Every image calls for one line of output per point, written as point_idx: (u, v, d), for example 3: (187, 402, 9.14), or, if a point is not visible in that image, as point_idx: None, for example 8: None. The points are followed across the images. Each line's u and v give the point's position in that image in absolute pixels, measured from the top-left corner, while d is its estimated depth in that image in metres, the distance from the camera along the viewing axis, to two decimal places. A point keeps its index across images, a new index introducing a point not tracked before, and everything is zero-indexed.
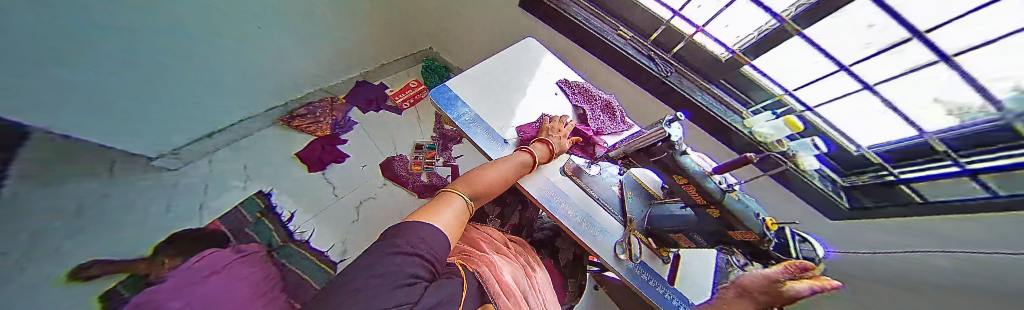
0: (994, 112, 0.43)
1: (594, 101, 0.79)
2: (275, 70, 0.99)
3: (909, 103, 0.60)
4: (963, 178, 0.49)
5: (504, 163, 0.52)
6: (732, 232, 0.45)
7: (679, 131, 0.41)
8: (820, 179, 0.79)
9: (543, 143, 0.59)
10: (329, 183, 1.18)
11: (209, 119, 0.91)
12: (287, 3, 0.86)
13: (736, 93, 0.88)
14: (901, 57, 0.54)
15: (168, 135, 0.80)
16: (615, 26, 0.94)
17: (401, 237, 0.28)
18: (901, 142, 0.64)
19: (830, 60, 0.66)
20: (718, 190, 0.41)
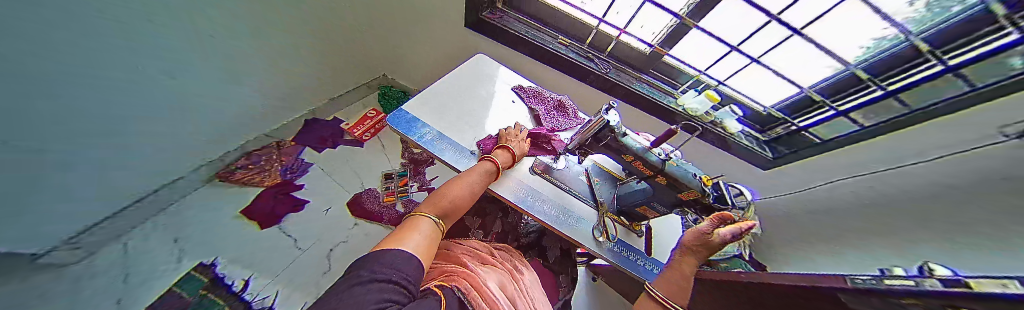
0: (910, 37, 0.63)
1: (547, 102, 0.87)
2: (207, 121, 0.88)
3: (783, 65, 0.86)
4: (898, 95, 0.69)
5: (471, 176, 0.54)
6: (681, 194, 0.53)
7: (616, 116, 0.49)
8: (746, 138, 1.07)
9: (504, 150, 0.62)
10: (289, 236, 1.05)
11: (121, 191, 0.77)
12: (224, 49, 0.79)
13: (664, 79, 1.05)
14: (769, 34, 0.79)
15: (67, 218, 0.66)
16: (554, 36, 1.04)
17: (369, 267, 0.28)
18: (822, 82, 0.84)
19: (724, 43, 0.86)
20: (658, 160, 0.50)
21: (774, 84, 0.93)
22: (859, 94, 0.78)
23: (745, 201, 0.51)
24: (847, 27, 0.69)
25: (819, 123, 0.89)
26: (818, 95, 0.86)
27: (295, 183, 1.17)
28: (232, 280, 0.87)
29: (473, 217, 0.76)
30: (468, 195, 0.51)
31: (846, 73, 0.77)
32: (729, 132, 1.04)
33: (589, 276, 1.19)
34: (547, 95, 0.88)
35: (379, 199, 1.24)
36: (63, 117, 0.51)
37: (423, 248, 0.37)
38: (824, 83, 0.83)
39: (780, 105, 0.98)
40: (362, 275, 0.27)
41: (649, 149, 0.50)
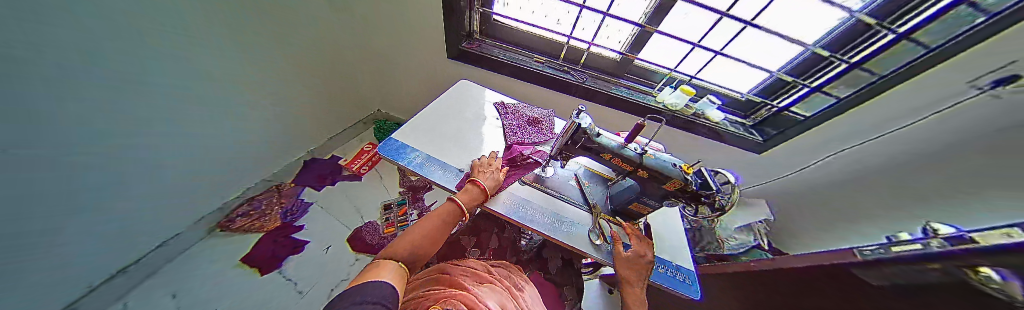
0: (847, 16, 0.69)
1: (522, 117, 0.89)
2: (210, 172, 0.92)
3: (747, 53, 0.90)
4: (864, 64, 0.73)
5: (431, 219, 0.51)
6: (666, 186, 0.53)
7: (587, 119, 0.52)
8: (733, 125, 1.09)
9: (473, 184, 0.58)
10: (289, 280, 1.03)
11: (123, 250, 0.78)
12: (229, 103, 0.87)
13: (641, 80, 1.11)
14: (726, 27, 0.84)
15: (65, 283, 0.67)
16: (530, 55, 1.12)
17: (348, 297, 0.27)
18: (791, 63, 0.87)
19: (686, 42, 0.92)
20: (634, 155, 0.52)
21: (744, 72, 0.97)
22: (827, 71, 0.82)
23: (731, 184, 0.51)
24: (794, 15, 0.74)
25: (799, 100, 0.92)
26: (789, 76, 0.89)
27: (296, 225, 1.18)
28: None
29: (469, 236, 0.76)
30: (427, 241, 0.47)
31: (808, 52, 0.79)
32: (713, 121, 1.07)
33: (606, 288, 1.12)
34: (524, 111, 0.91)
35: (379, 230, 1.23)
36: (65, 178, 0.54)
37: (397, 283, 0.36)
38: (789, 66, 0.87)
39: (756, 90, 1.01)
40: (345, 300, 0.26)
41: (624, 145, 0.52)
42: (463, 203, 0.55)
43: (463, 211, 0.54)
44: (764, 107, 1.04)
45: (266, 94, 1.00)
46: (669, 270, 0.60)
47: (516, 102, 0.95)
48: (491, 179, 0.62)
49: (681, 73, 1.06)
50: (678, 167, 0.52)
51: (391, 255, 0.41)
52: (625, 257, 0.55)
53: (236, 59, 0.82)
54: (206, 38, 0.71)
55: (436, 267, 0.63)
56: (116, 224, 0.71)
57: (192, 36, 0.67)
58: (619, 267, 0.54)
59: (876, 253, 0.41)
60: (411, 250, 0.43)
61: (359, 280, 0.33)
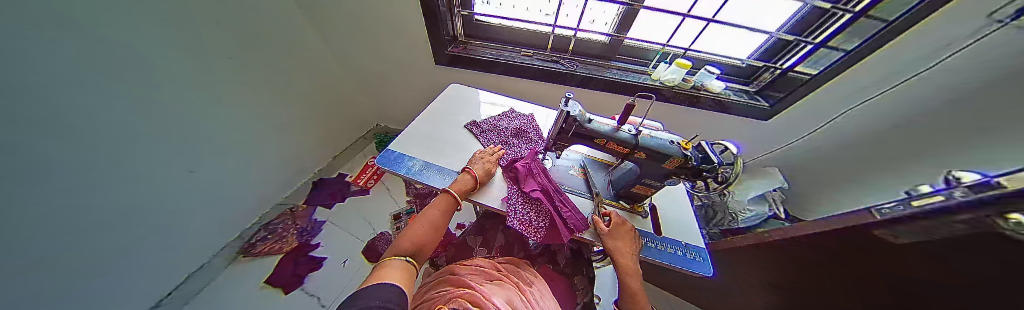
0: None
1: (502, 130, 0.83)
2: (223, 203, 0.97)
3: (742, 18, 0.86)
4: (867, 14, 0.69)
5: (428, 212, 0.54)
6: (666, 165, 0.51)
7: (575, 105, 0.50)
8: (736, 94, 1.05)
9: (467, 173, 0.60)
10: (312, 295, 1.08)
11: (154, 283, 0.85)
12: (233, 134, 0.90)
13: (633, 60, 1.09)
14: None
15: None
16: (518, 50, 1.12)
17: (352, 299, 0.28)
18: (791, 19, 0.82)
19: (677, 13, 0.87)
20: (629, 136, 0.50)
21: (740, 37, 0.93)
22: (830, 23, 0.77)
23: (734, 155, 0.49)
24: None
25: (805, 57, 0.86)
26: (789, 35, 0.84)
27: (312, 243, 1.22)
28: None
29: (474, 237, 0.77)
30: (422, 241, 0.49)
31: (809, 7, 0.75)
32: (714, 92, 1.03)
33: None
34: (502, 125, 0.84)
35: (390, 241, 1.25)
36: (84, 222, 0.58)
37: (404, 284, 0.36)
38: (789, 24, 0.83)
39: (756, 54, 0.98)
40: (356, 301, 0.27)
41: (618, 128, 0.51)
42: (456, 192, 0.57)
43: (457, 202, 0.57)
44: (767, 69, 1.00)
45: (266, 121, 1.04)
46: (680, 250, 0.59)
47: (490, 117, 0.88)
48: (484, 167, 0.64)
49: (674, 48, 1.02)
50: (677, 144, 0.50)
51: (394, 252, 0.43)
52: (608, 231, 0.56)
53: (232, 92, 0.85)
54: (201, 75, 0.73)
55: (445, 269, 0.65)
56: (131, 261, 0.74)
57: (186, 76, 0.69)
58: (608, 241, 0.55)
59: (895, 211, 0.39)
60: (411, 245, 0.46)
61: (366, 283, 0.33)
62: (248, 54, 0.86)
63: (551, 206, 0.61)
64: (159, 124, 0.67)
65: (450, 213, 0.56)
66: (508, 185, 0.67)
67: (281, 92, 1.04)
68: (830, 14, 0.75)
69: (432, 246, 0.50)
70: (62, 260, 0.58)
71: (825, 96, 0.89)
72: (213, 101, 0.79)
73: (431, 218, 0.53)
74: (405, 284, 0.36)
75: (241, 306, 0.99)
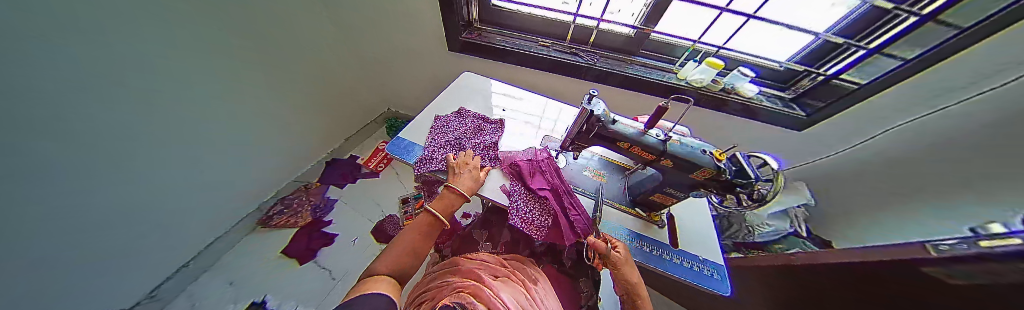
0: None
1: (456, 130, 0.75)
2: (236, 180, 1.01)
3: (790, 16, 0.77)
4: (932, 20, 0.61)
5: (408, 235, 0.48)
6: (694, 175, 0.49)
7: (600, 104, 0.47)
8: (768, 100, 0.97)
9: (450, 191, 0.56)
10: (324, 269, 1.15)
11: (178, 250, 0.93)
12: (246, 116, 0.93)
13: (659, 56, 1.02)
14: None
15: (126, 281, 0.80)
16: (535, 40, 1.06)
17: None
18: (844, 20, 0.72)
19: (714, 7, 0.80)
20: (658, 142, 0.47)
21: (783, 38, 0.84)
22: (888, 27, 0.68)
23: (771, 170, 0.46)
24: None
25: (857, 62, 0.77)
26: (839, 37, 0.75)
27: (324, 220, 1.28)
28: None
29: (481, 231, 0.77)
30: (408, 255, 0.45)
31: (867, 6, 0.66)
32: (745, 97, 0.95)
33: None
34: (455, 126, 0.76)
35: (397, 224, 1.29)
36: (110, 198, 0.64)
37: (393, 292, 0.36)
38: (840, 26, 0.74)
39: (797, 57, 0.89)
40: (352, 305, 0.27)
41: (645, 132, 0.47)
42: (439, 212, 0.54)
43: (440, 221, 0.53)
44: (806, 75, 0.92)
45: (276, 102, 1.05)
46: (695, 264, 0.56)
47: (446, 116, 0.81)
48: (467, 177, 0.59)
49: (705, 45, 0.94)
50: (709, 153, 0.47)
51: (374, 271, 0.39)
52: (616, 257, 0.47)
53: (242, 75, 0.86)
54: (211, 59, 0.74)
55: (451, 260, 0.65)
56: (156, 232, 0.81)
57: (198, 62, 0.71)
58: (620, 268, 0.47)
59: (957, 249, 0.36)
60: (398, 262, 0.42)
61: (351, 293, 0.32)
62: (257, 35, 0.85)
63: (558, 204, 0.61)
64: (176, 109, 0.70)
65: (433, 234, 0.52)
66: (510, 181, 0.65)
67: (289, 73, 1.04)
68: (889, 17, 0.66)
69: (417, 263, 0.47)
70: (98, 224, 0.66)
71: (873, 112, 0.80)
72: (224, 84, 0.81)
73: (411, 241, 0.47)
74: (394, 292, 0.35)
75: (260, 273, 1.09)
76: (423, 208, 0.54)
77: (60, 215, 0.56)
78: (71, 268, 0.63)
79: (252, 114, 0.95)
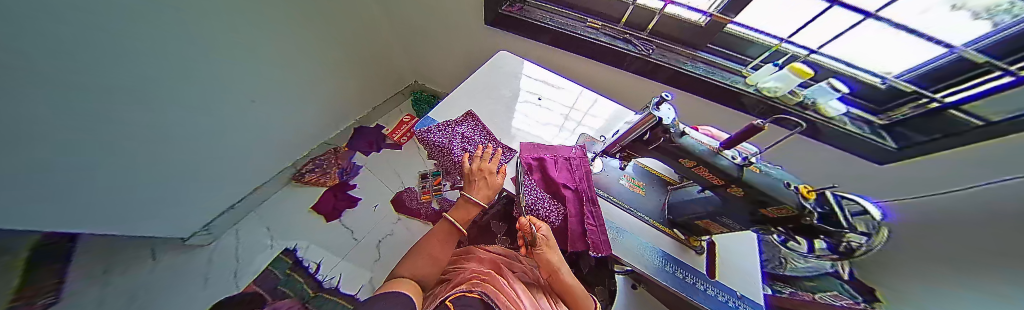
0: None
1: (457, 132, 0.67)
2: (275, 137, 1.06)
3: (923, 19, 0.54)
4: None
5: (428, 243, 0.49)
6: (764, 210, 0.40)
7: (670, 112, 0.40)
8: (853, 123, 0.72)
9: (471, 203, 0.53)
10: (347, 227, 1.24)
11: (227, 197, 1.02)
12: (283, 78, 0.94)
13: (727, 54, 0.84)
14: None
15: (188, 220, 0.90)
16: (582, 20, 0.94)
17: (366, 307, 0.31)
18: (994, 36, 0.46)
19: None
20: (734, 167, 0.39)
21: (899, 47, 0.61)
22: None
23: (874, 221, 0.35)
24: None
25: (983, 96, 0.51)
26: (981, 56, 0.49)
27: (350, 183, 1.36)
28: (309, 262, 1.11)
29: (499, 223, 0.86)
30: (427, 260, 0.46)
31: None
32: (829, 117, 0.72)
33: (630, 284, 1.20)
34: (457, 125, 0.69)
35: (415, 196, 1.32)
36: (180, 151, 0.70)
37: (416, 291, 0.40)
38: (983, 42, 0.48)
39: (911, 74, 0.63)
40: None
41: (718, 151, 0.40)
42: (457, 221, 0.53)
43: (458, 230, 0.52)
44: (913, 101, 0.65)
45: (311, 64, 1.05)
46: (736, 302, 0.50)
47: (455, 110, 0.73)
48: (482, 185, 0.55)
49: (794, 46, 0.75)
50: (794, 188, 0.36)
51: (399, 274, 0.43)
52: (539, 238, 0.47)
53: (286, 40, 0.88)
54: (261, 26, 0.75)
55: (466, 248, 0.66)
56: (213, 186, 0.91)
57: (252, 31, 0.73)
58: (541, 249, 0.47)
59: None
60: (419, 264, 0.45)
61: (380, 290, 0.37)
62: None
63: (577, 210, 0.56)
64: (236, 76, 0.74)
65: (451, 240, 0.51)
66: (524, 173, 0.61)
67: (322, 36, 1.02)
68: None
69: (439, 268, 0.47)
70: (175, 169, 0.72)
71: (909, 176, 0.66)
72: (269, 49, 0.83)
73: (428, 247, 0.49)
74: (414, 290, 0.39)
75: (296, 222, 1.22)
76: (444, 215, 0.53)
77: (142, 166, 0.63)
78: (147, 205, 0.72)
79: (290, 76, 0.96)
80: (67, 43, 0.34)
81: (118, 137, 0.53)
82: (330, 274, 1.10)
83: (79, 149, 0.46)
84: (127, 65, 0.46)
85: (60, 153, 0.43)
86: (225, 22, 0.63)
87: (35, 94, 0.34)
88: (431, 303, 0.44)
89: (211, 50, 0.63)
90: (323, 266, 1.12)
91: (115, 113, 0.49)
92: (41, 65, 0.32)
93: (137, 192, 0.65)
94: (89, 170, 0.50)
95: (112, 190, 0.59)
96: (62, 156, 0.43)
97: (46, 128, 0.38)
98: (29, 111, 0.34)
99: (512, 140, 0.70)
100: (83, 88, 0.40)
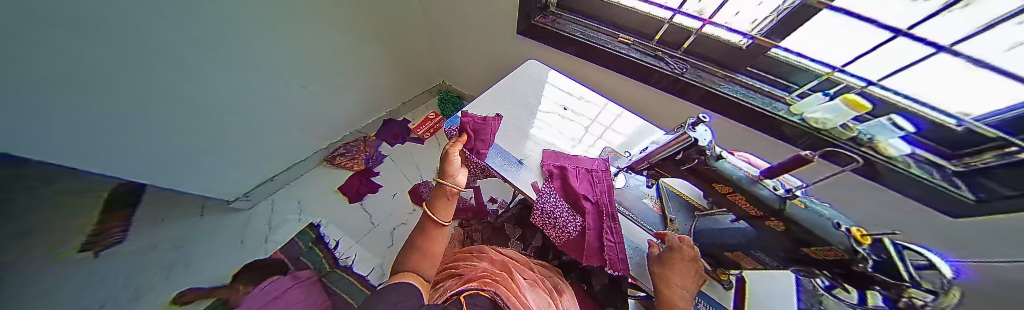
0: None
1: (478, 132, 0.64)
2: (306, 119, 1.15)
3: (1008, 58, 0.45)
4: None
5: (428, 238, 0.51)
6: (812, 251, 0.36)
7: (706, 133, 0.39)
8: (922, 167, 0.57)
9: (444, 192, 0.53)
10: (365, 212, 1.31)
11: (262, 171, 1.13)
12: (314, 68, 1.02)
13: (770, 79, 0.80)
14: (970, 11, 0.44)
15: (227, 189, 1.01)
16: (614, 34, 0.94)
17: (373, 298, 0.33)
18: None
19: (880, 27, 0.56)
20: (776, 199, 0.36)
21: (977, 86, 0.50)
22: None
23: (946, 279, 0.29)
24: None
25: None
26: None
27: (374, 171, 1.44)
28: (330, 239, 1.20)
29: (514, 227, 0.88)
30: (417, 253, 0.48)
31: None
32: (890, 156, 0.60)
33: None
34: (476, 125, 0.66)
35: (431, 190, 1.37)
36: (208, 126, 0.78)
37: (421, 283, 0.42)
38: None
39: (996, 119, 0.50)
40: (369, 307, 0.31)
41: (757, 180, 0.38)
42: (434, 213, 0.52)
43: (438, 222, 0.52)
44: (1000, 147, 0.49)
45: (345, 58, 1.13)
46: None
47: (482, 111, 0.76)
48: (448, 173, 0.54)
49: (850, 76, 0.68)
50: (845, 230, 0.31)
51: (406, 267, 0.44)
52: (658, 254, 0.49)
53: (320, 40, 0.97)
54: (289, 24, 0.83)
55: (478, 247, 0.67)
56: (247, 160, 1.01)
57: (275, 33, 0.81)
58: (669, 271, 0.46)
59: None
60: (416, 259, 0.46)
61: (388, 282, 0.39)
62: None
63: (596, 224, 0.55)
64: (257, 72, 0.83)
65: (439, 234, 0.52)
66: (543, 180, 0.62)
67: (356, 36, 1.10)
68: None
69: (436, 264, 0.48)
70: (212, 142, 0.82)
71: None
72: (293, 41, 0.88)
73: (428, 242, 0.50)
74: (418, 281, 0.41)
75: (322, 200, 1.31)
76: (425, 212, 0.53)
77: (175, 137, 0.70)
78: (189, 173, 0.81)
79: (320, 66, 1.04)
80: (71, 43, 0.41)
81: (140, 110, 0.58)
82: (344, 254, 1.17)
83: (78, 129, 0.49)
84: (140, 65, 0.53)
85: (65, 118, 0.46)
86: (251, 21, 0.71)
87: (43, 84, 0.40)
88: (441, 296, 0.45)
89: (230, 48, 0.70)
90: (341, 244, 1.20)
91: (121, 98, 0.53)
92: (30, 59, 0.37)
93: (173, 159, 0.74)
94: (113, 138, 0.56)
95: (160, 161, 0.70)
96: (66, 122, 0.47)
97: (36, 95, 0.40)
98: (41, 98, 0.41)
99: (537, 145, 0.72)
100: (60, 71, 0.41)
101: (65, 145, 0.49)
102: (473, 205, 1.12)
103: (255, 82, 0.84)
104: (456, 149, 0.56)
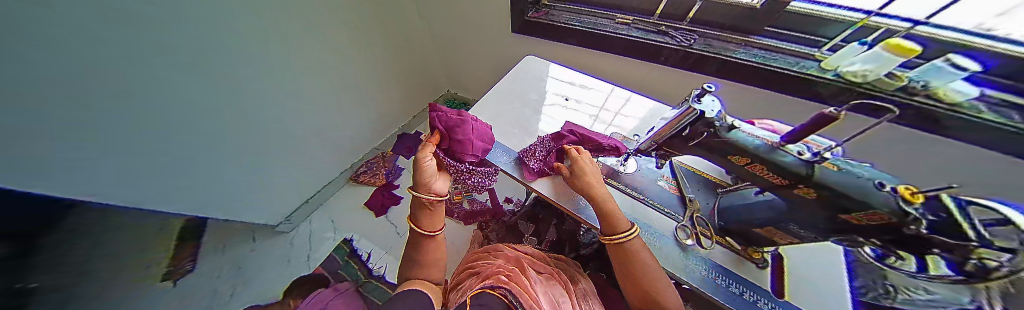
0: None
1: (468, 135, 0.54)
2: (329, 135, 1.22)
3: None
4: None
5: (431, 248, 0.53)
6: (852, 216, 0.32)
7: (714, 104, 0.37)
8: (994, 111, 0.51)
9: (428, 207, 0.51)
10: (391, 223, 1.39)
11: (297, 194, 1.23)
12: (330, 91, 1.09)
13: (793, 36, 0.72)
14: None
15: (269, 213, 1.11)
16: (613, 17, 0.91)
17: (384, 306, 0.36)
18: None
19: None
20: (802, 165, 0.33)
21: None
22: None
23: None
24: None
25: None
26: None
27: (395, 184, 1.52)
28: (363, 252, 1.29)
29: (527, 223, 0.89)
30: (421, 263, 0.52)
31: None
32: (954, 103, 0.54)
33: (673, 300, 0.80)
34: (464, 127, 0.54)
35: None
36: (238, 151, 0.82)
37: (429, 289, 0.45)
38: None
39: None
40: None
41: (778, 147, 0.35)
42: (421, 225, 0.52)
43: (425, 235, 0.52)
44: None
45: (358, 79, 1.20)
46: None
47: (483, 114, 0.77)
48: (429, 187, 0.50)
49: (888, 19, 0.59)
50: (889, 189, 0.27)
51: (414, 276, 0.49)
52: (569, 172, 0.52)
53: (336, 59, 1.02)
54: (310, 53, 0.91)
55: (492, 246, 0.68)
56: (281, 183, 1.09)
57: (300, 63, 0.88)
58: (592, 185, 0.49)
59: None
60: (418, 270, 0.51)
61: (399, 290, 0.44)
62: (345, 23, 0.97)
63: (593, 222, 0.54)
64: (285, 99, 0.90)
65: (436, 243, 0.54)
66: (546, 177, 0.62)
67: (365, 44, 1.12)
68: None
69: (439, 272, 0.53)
70: (245, 167, 0.87)
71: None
72: (311, 59, 0.92)
73: (429, 253, 0.53)
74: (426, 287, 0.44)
75: (351, 216, 1.41)
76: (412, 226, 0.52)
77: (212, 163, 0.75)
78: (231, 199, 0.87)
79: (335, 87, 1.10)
80: (96, 54, 0.41)
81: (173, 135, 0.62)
82: (377, 264, 1.25)
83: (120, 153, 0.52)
84: (177, 88, 0.57)
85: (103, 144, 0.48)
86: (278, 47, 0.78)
87: (83, 100, 0.42)
88: (457, 295, 0.48)
89: (260, 75, 0.77)
90: (373, 255, 1.29)
91: (154, 121, 0.56)
92: (61, 71, 0.38)
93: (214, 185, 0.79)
94: (150, 161, 0.59)
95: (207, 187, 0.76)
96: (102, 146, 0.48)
97: (77, 120, 0.42)
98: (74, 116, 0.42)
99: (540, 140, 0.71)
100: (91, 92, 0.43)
101: (111, 172, 0.52)
102: (488, 207, 1.15)
103: (285, 108, 0.92)
104: (425, 152, 0.50)
